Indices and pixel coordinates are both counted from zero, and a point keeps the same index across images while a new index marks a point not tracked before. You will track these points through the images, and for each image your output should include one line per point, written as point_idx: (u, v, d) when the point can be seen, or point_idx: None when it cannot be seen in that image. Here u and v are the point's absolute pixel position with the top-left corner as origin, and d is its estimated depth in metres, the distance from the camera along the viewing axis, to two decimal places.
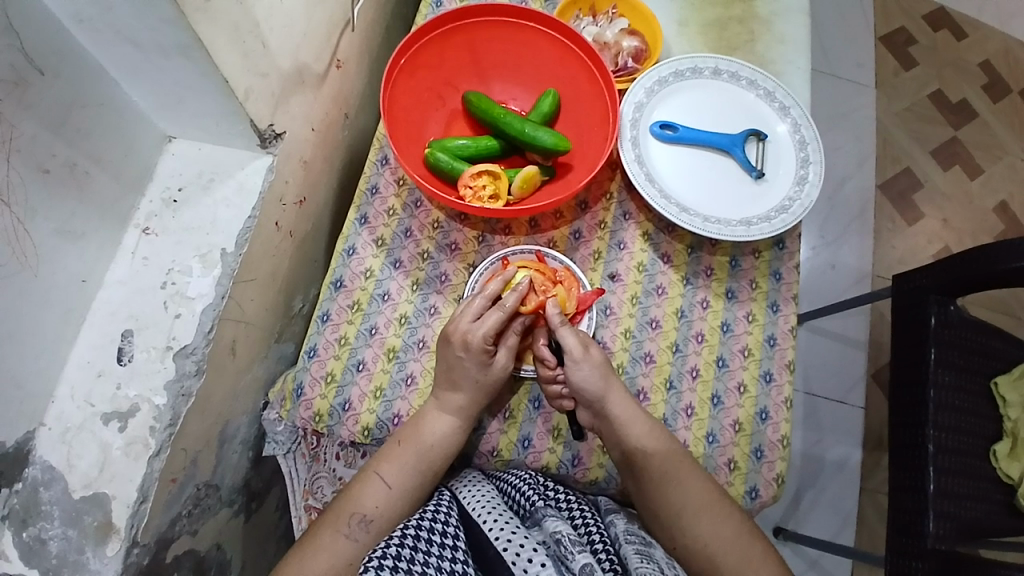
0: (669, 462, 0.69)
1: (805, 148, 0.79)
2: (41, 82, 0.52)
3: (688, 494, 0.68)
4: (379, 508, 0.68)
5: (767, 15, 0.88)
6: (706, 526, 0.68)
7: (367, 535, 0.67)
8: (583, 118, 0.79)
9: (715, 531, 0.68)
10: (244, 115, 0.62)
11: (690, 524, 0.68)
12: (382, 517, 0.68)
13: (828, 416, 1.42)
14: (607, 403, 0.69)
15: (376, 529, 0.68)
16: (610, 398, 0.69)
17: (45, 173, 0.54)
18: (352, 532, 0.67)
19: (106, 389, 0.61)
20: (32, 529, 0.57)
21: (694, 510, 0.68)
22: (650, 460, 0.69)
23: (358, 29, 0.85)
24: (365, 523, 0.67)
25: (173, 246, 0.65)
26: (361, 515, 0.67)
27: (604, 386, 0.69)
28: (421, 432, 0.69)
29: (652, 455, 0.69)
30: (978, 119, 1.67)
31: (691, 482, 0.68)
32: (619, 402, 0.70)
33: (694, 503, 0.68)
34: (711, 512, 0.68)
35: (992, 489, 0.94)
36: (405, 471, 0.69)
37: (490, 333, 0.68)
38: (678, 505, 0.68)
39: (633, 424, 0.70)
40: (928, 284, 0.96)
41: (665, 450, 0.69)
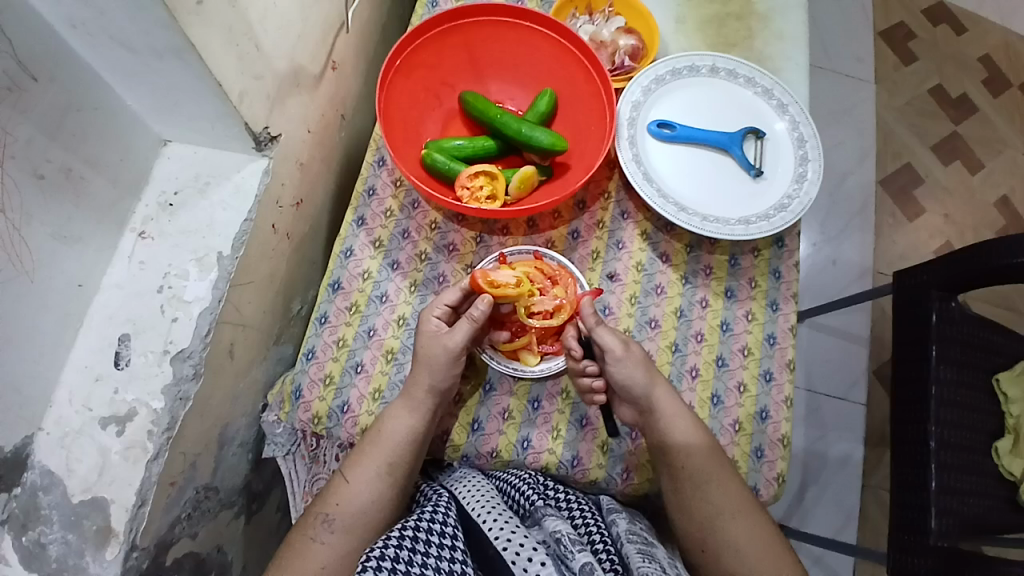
0: (711, 462, 0.70)
1: (803, 146, 0.79)
2: (34, 87, 0.52)
3: (727, 495, 0.69)
4: (341, 505, 0.67)
5: (764, 11, 0.88)
6: (741, 529, 0.68)
7: (333, 535, 0.66)
8: (581, 117, 0.79)
9: (750, 534, 0.68)
10: (239, 117, 0.62)
11: (728, 526, 0.69)
12: (344, 514, 0.67)
13: (831, 412, 1.42)
14: (652, 397, 0.71)
15: (340, 528, 0.67)
16: (655, 393, 0.71)
17: (40, 178, 0.54)
18: (318, 534, 0.66)
19: (104, 393, 0.61)
20: (32, 534, 0.57)
21: (730, 513, 0.69)
22: (695, 460, 0.69)
23: (354, 30, 0.85)
24: (329, 522, 0.67)
25: (171, 250, 0.65)
26: (325, 514, 0.67)
27: (648, 382, 0.71)
28: (384, 425, 0.68)
29: (695, 452, 0.70)
30: (979, 113, 1.66)
31: (731, 482, 0.69)
32: (661, 399, 0.71)
33: (725, 499, 0.69)
34: (747, 515, 0.69)
35: (994, 485, 0.94)
36: (361, 465, 0.68)
37: (440, 305, 0.71)
38: (716, 506, 0.69)
39: (676, 422, 0.70)
40: (931, 279, 0.95)
41: (708, 450, 0.70)
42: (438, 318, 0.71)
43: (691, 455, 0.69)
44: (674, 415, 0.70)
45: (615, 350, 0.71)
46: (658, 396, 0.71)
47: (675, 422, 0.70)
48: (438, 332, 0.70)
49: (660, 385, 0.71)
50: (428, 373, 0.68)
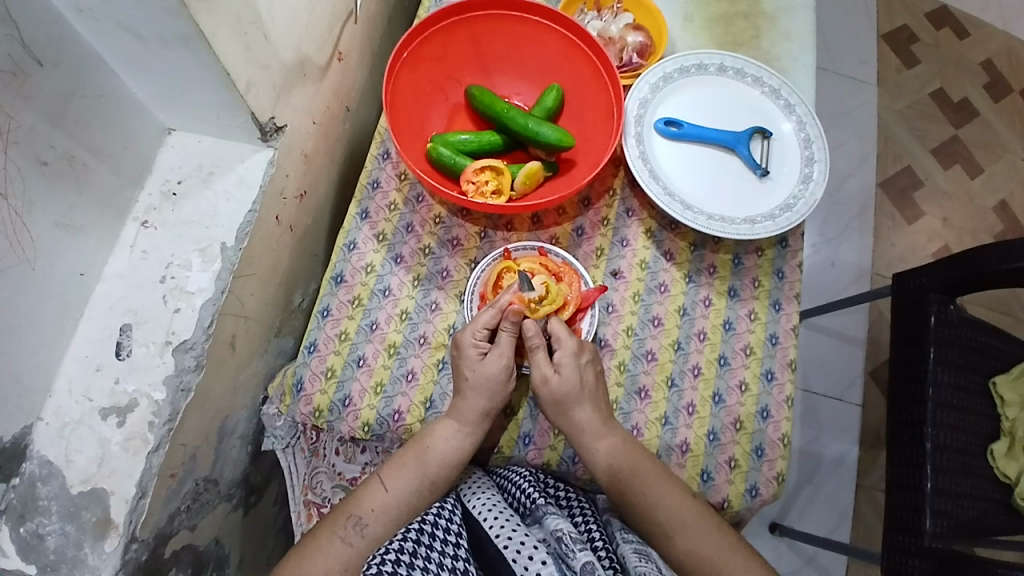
0: (638, 486, 0.67)
1: (810, 147, 0.78)
2: (39, 72, 0.51)
3: (660, 515, 0.67)
4: (375, 512, 0.67)
5: (772, 11, 0.87)
6: (681, 545, 0.67)
7: (362, 540, 0.66)
8: (587, 114, 0.78)
9: (691, 550, 0.67)
10: (245, 107, 0.61)
11: (670, 541, 0.67)
12: (377, 521, 0.67)
13: (827, 413, 1.42)
14: (571, 412, 0.69)
15: (370, 534, 0.66)
16: (576, 407, 0.69)
17: (43, 164, 0.53)
18: (347, 535, 0.66)
19: (104, 384, 0.61)
20: (30, 524, 0.56)
21: (668, 531, 0.67)
22: (620, 485, 0.68)
23: (361, 21, 0.85)
24: (361, 526, 0.66)
25: (173, 240, 0.65)
26: (357, 517, 0.67)
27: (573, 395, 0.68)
28: (431, 438, 0.68)
29: (623, 473, 0.68)
30: (979, 118, 1.67)
31: (663, 502, 0.67)
32: (583, 423, 0.69)
33: (670, 521, 0.67)
34: (687, 532, 0.66)
35: (990, 488, 0.94)
36: (403, 475, 0.68)
37: (479, 329, 0.68)
38: (654, 525, 0.68)
39: (596, 447, 0.69)
40: (930, 282, 0.96)
41: (634, 475, 0.68)
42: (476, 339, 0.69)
43: (616, 481, 0.68)
44: (594, 440, 0.69)
45: (546, 376, 0.69)
46: (580, 420, 0.69)
47: (596, 446, 0.69)
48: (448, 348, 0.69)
49: (584, 409, 0.69)
50: (481, 398, 0.68)
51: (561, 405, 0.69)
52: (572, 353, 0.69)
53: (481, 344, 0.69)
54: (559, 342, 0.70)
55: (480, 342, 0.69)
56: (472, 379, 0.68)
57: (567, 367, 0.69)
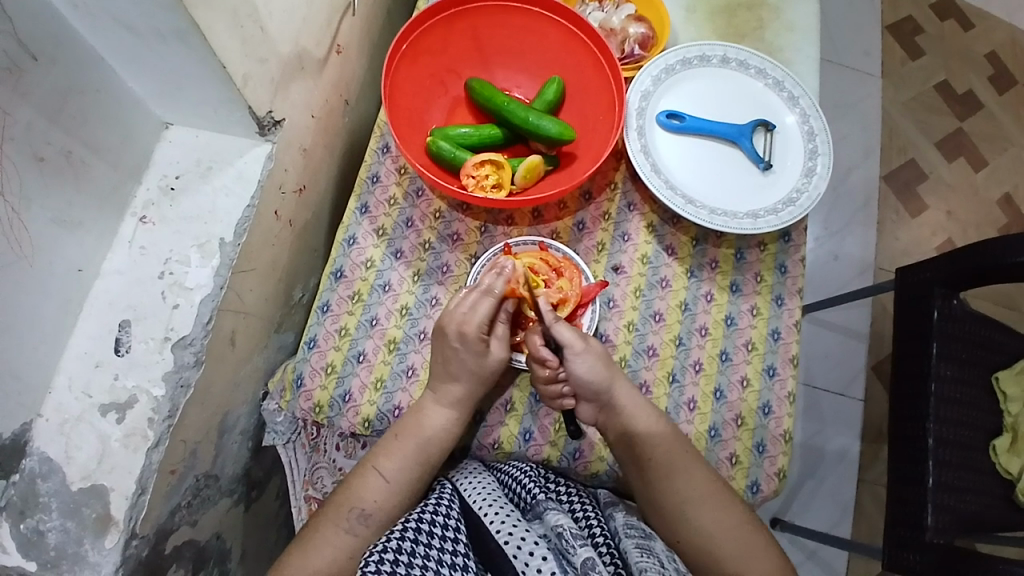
0: (669, 454, 0.68)
1: (813, 140, 0.78)
2: (35, 68, 0.51)
3: (688, 486, 0.68)
4: (378, 502, 0.67)
5: (776, 2, 0.86)
6: (701, 518, 0.67)
7: (366, 529, 0.67)
8: (589, 106, 0.78)
9: (716, 523, 0.67)
10: (243, 102, 0.60)
11: (690, 515, 0.68)
12: (381, 510, 0.68)
13: (829, 407, 1.42)
14: (613, 394, 0.69)
15: (376, 522, 0.67)
16: (617, 390, 0.69)
17: (40, 161, 0.53)
18: (351, 526, 0.66)
19: (104, 380, 0.60)
20: (30, 521, 0.56)
21: (698, 498, 0.67)
22: (652, 453, 0.68)
23: (360, 14, 0.84)
24: (366, 517, 0.67)
25: (171, 236, 0.64)
26: (360, 509, 0.67)
27: (610, 377, 0.69)
28: (420, 432, 0.69)
29: (660, 441, 0.68)
30: (984, 110, 1.65)
31: (691, 472, 0.68)
32: (624, 390, 0.69)
33: (698, 491, 0.68)
34: (715, 500, 0.68)
35: (992, 483, 0.94)
36: (401, 462, 0.68)
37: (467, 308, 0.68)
38: (683, 492, 0.68)
39: (634, 412, 0.69)
40: (933, 277, 0.95)
41: (671, 436, 0.69)
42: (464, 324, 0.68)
43: (649, 448, 0.68)
44: (635, 408, 0.69)
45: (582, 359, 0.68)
46: (624, 392, 0.69)
47: (636, 412, 0.69)
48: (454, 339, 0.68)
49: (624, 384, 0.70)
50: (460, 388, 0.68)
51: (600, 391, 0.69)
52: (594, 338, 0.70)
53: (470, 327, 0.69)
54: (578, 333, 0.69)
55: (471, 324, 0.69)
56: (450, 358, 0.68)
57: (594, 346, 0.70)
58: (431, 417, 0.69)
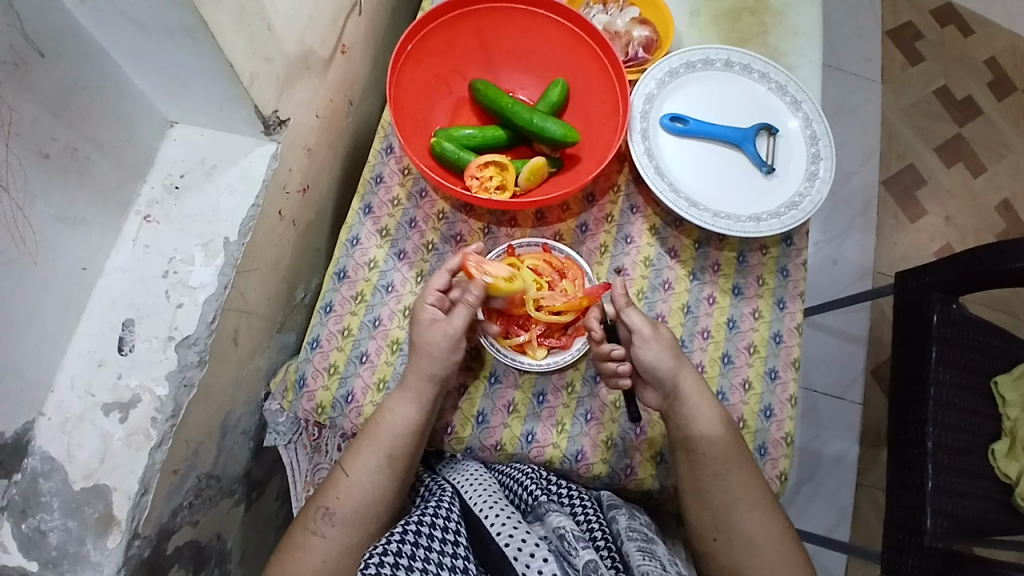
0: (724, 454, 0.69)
1: (816, 144, 0.78)
2: (41, 64, 0.51)
3: (739, 491, 0.69)
4: (341, 498, 0.67)
5: (779, 7, 0.87)
6: (749, 525, 0.68)
7: (333, 528, 0.66)
8: (593, 108, 0.78)
9: (762, 530, 0.68)
10: (249, 100, 0.60)
11: (738, 518, 0.68)
12: (343, 506, 0.67)
13: (828, 411, 1.42)
14: (678, 383, 0.71)
15: (340, 521, 0.66)
16: (682, 379, 0.71)
17: (45, 157, 0.53)
18: (319, 527, 0.66)
19: (107, 379, 0.60)
20: (31, 520, 0.56)
21: (747, 503, 0.68)
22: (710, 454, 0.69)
23: (365, 14, 0.84)
24: (330, 516, 0.66)
25: (175, 234, 0.64)
26: (326, 508, 0.67)
27: (675, 367, 0.71)
28: (421, 434, 0.68)
29: (719, 444, 0.69)
30: (983, 116, 1.66)
31: (743, 477, 0.69)
32: (688, 385, 0.71)
33: (749, 496, 0.68)
34: (763, 508, 0.69)
35: (991, 487, 0.94)
36: (361, 457, 0.68)
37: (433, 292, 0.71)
38: (734, 494, 0.68)
39: (697, 411, 0.70)
40: (933, 282, 0.95)
41: (731, 438, 0.70)
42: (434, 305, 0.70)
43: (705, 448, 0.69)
44: (699, 404, 0.70)
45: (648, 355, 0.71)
46: (687, 383, 0.71)
47: (699, 409, 0.70)
48: (458, 337, 0.69)
49: (690, 376, 0.71)
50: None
51: (665, 383, 0.71)
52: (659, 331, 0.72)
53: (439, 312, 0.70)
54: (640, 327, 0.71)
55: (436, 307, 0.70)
56: (451, 356, 0.68)
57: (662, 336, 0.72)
58: (415, 411, 0.67)
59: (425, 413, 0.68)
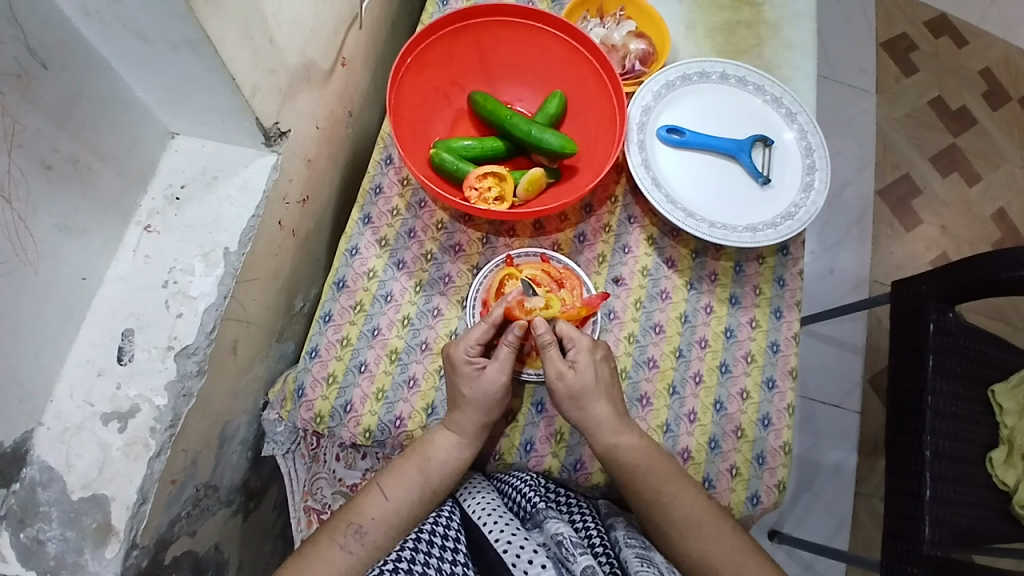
0: (655, 482, 0.68)
1: (811, 155, 0.79)
2: (44, 76, 0.51)
3: (676, 517, 0.67)
4: (377, 520, 0.66)
5: (774, 19, 0.88)
6: (695, 545, 0.67)
7: (361, 548, 0.65)
8: (590, 121, 0.79)
9: (704, 552, 0.67)
10: (251, 113, 0.61)
11: (677, 544, 0.68)
12: (376, 529, 0.65)
13: (826, 420, 1.43)
14: (588, 407, 0.68)
15: (370, 542, 0.65)
16: (590, 403, 0.68)
17: (47, 168, 0.53)
18: (346, 542, 0.64)
19: (106, 389, 0.60)
20: (30, 530, 0.56)
21: (681, 531, 0.68)
22: (638, 483, 0.68)
23: (366, 27, 0.85)
24: (361, 534, 0.65)
25: (176, 244, 0.65)
26: (356, 525, 0.65)
27: (589, 389, 0.67)
28: (428, 449, 0.68)
29: (639, 478, 0.68)
30: (977, 126, 1.67)
31: (682, 499, 0.67)
32: (601, 417, 0.68)
33: (681, 523, 0.67)
34: (701, 532, 0.67)
35: (988, 495, 0.94)
36: (406, 485, 0.67)
37: (473, 345, 0.68)
38: (667, 523, 0.68)
39: (616, 443, 0.68)
40: (928, 290, 0.96)
41: (651, 471, 0.68)
42: (473, 351, 0.68)
43: (632, 480, 0.68)
44: (613, 435, 0.68)
45: (560, 373, 0.67)
46: (596, 414, 0.68)
47: (616, 443, 0.68)
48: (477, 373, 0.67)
49: (600, 404, 0.68)
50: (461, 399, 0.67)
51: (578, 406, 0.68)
52: (588, 352, 0.69)
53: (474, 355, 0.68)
54: (571, 342, 0.69)
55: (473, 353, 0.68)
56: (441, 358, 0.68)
57: (582, 363, 0.68)
58: (465, 454, 0.68)
59: (473, 451, 0.68)
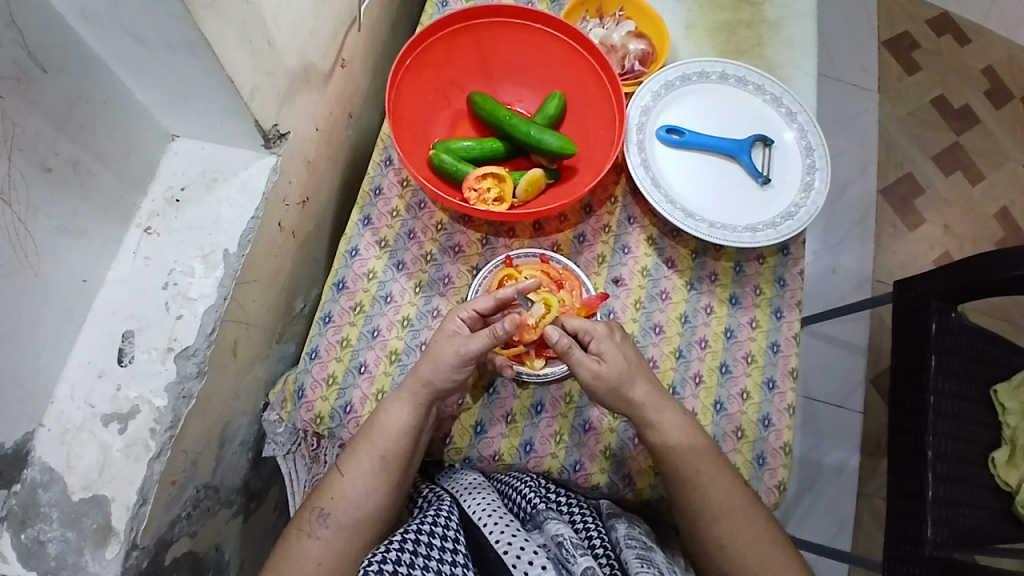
0: (695, 462, 0.68)
1: (811, 155, 0.79)
2: (43, 79, 0.52)
3: (710, 502, 0.67)
4: (336, 500, 0.67)
5: (774, 19, 0.88)
6: (727, 529, 0.68)
7: (327, 530, 0.66)
8: (590, 121, 0.79)
9: (735, 536, 0.67)
10: (250, 115, 0.61)
11: (706, 528, 0.68)
12: (339, 509, 0.66)
13: (828, 420, 1.42)
14: (625, 391, 0.67)
15: (335, 523, 0.66)
16: (627, 388, 0.67)
17: (46, 171, 0.53)
18: (313, 530, 0.66)
19: (106, 390, 0.60)
20: (31, 530, 0.56)
21: (715, 514, 0.68)
22: (675, 463, 0.68)
23: (365, 29, 0.85)
24: (324, 517, 0.66)
25: (176, 246, 0.65)
26: (321, 509, 0.67)
27: (626, 374, 0.67)
28: (382, 422, 0.67)
29: (678, 460, 0.68)
30: (979, 125, 1.67)
31: (719, 483, 0.67)
32: (642, 399, 0.68)
33: (715, 507, 0.67)
34: (733, 516, 0.68)
35: (990, 496, 0.94)
36: (356, 460, 0.67)
37: (469, 311, 0.68)
38: (701, 507, 0.68)
39: (658, 420, 0.68)
40: (930, 290, 0.96)
41: (690, 453, 0.68)
42: (463, 320, 0.68)
43: (670, 459, 0.68)
44: (656, 413, 0.68)
45: (595, 372, 0.66)
46: (637, 396, 0.67)
47: (658, 421, 0.68)
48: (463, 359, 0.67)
49: (642, 385, 0.68)
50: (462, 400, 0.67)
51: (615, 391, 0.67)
52: (607, 338, 0.68)
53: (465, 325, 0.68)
54: (588, 333, 0.68)
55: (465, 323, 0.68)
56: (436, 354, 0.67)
57: (609, 352, 0.67)
58: (407, 415, 0.67)
59: (418, 416, 0.67)
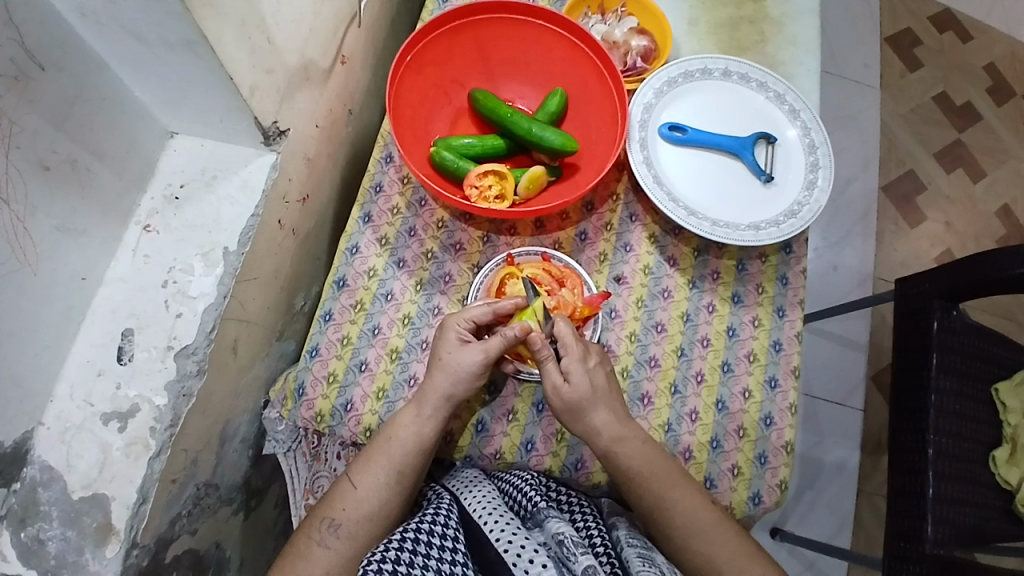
0: (658, 490, 0.67)
1: (815, 153, 0.78)
2: (42, 77, 0.51)
3: (678, 524, 0.67)
4: (348, 511, 0.67)
5: (777, 15, 0.87)
6: (700, 548, 0.67)
7: (338, 541, 0.66)
8: (592, 119, 0.78)
9: (709, 553, 0.67)
10: (250, 112, 0.61)
11: (683, 546, 0.68)
12: (350, 520, 0.66)
13: (828, 417, 1.42)
14: (586, 414, 0.67)
15: (346, 534, 0.66)
16: (588, 411, 0.67)
17: (45, 168, 0.53)
18: (324, 538, 0.66)
19: (106, 388, 0.60)
20: (30, 529, 0.56)
21: (684, 537, 0.68)
22: (640, 493, 0.68)
23: (365, 26, 0.85)
24: (336, 527, 0.66)
25: (176, 243, 0.64)
26: (331, 519, 0.67)
27: (585, 400, 0.66)
28: (394, 432, 0.67)
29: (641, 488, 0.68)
30: (982, 122, 1.66)
31: (685, 505, 0.67)
32: (602, 425, 0.67)
33: (684, 529, 0.67)
34: (704, 536, 0.67)
35: (991, 494, 0.94)
36: (371, 470, 0.67)
37: (466, 320, 0.68)
38: (671, 530, 0.68)
39: (618, 449, 0.67)
40: (933, 288, 0.96)
41: (652, 480, 0.67)
42: (462, 329, 0.68)
43: (635, 486, 0.68)
44: (613, 443, 0.67)
45: (556, 386, 0.67)
46: (596, 423, 0.67)
47: (614, 448, 0.67)
48: (460, 348, 0.68)
49: (600, 413, 0.67)
50: (453, 382, 0.67)
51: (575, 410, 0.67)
52: (579, 359, 0.67)
53: (466, 333, 0.68)
54: (567, 344, 0.67)
55: (466, 332, 0.68)
56: (446, 360, 0.67)
57: (576, 374, 0.67)
58: (411, 420, 0.67)
59: (417, 418, 0.67)
